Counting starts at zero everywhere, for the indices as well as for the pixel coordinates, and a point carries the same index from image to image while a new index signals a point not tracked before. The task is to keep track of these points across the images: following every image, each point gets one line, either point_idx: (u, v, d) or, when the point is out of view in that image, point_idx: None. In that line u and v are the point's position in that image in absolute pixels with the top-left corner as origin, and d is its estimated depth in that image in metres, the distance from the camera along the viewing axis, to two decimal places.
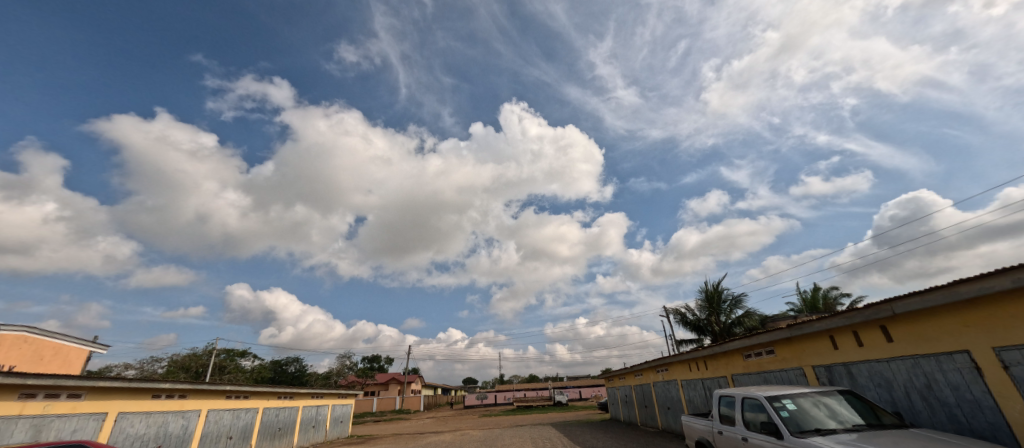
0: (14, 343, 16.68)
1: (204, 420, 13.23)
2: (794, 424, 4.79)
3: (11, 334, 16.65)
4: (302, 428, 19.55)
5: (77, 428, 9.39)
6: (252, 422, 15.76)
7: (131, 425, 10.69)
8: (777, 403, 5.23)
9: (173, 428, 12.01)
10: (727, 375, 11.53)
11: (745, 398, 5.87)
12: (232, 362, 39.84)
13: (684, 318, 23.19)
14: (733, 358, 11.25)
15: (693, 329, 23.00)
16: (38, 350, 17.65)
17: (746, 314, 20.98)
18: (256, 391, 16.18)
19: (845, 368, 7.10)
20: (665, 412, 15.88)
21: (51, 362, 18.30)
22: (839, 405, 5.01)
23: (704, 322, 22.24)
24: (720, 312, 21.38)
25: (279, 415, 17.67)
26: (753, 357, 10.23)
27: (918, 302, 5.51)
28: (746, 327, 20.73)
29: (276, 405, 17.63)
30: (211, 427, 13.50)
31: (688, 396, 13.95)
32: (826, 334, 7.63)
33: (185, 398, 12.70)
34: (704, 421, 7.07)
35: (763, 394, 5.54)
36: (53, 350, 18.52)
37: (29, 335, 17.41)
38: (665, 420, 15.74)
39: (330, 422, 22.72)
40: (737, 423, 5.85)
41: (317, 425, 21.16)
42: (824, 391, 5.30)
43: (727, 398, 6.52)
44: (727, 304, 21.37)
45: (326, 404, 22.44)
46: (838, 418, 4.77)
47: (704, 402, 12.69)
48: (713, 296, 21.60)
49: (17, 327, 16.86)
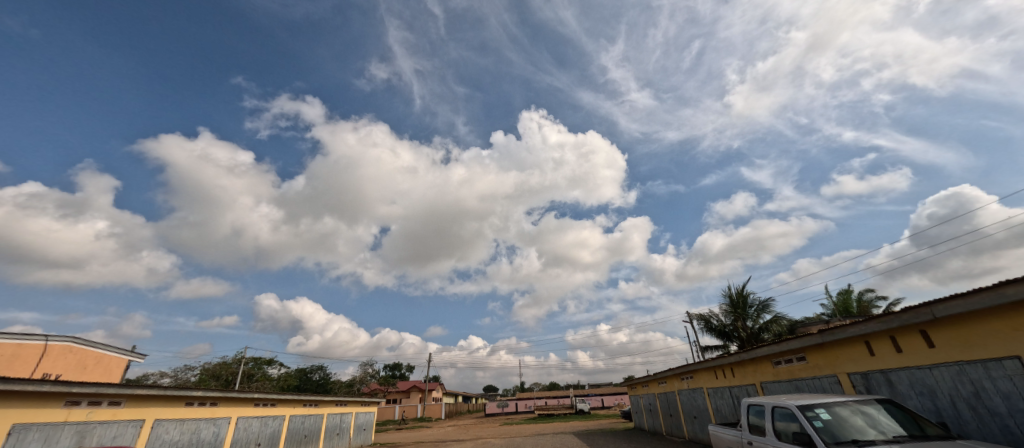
0: (61, 353, 17.70)
1: (234, 427, 13.63)
2: (829, 434, 4.58)
3: (58, 344, 17.61)
4: (327, 435, 19.82)
5: (118, 434, 9.80)
6: (279, 430, 16.11)
7: (167, 432, 11.10)
8: (809, 412, 5.01)
9: (205, 435, 12.40)
10: (755, 382, 11.12)
11: (775, 407, 5.68)
12: (260, 370, 40.99)
13: (708, 324, 22.56)
14: (762, 365, 10.83)
15: (718, 335, 22.37)
16: (81, 359, 18.63)
17: (774, 319, 20.28)
18: (282, 399, 16.53)
19: (883, 375, 6.75)
20: (691, 421, 15.41)
21: (93, 371, 19.27)
22: (879, 413, 4.76)
23: (728, 327, 21.60)
24: (746, 317, 20.71)
25: (304, 423, 18.00)
26: (784, 364, 9.83)
27: (959, 305, 5.24)
28: (774, 332, 20.01)
29: (302, 412, 17.97)
30: (241, 434, 13.90)
31: (715, 404, 13.50)
32: (861, 339, 7.31)
33: (216, 406, 13.11)
34: (733, 431, 6.85)
35: (795, 402, 5.32)
36: (95, 359, 19.46)
37: (75, 345, 18.42)
38: (692, 429, 15.24)
39: (353, 430, 22.95)
40: (767, 433, 5.65)
41: (341, 433, 21.41)
42: (861, 400, 5.05)
43: (756, 407, 6.31)
44: (753, 309, 20.69)
45: (349, 412, 22.75)
46: (878, 428, 4.53)
47: (733, 411, 12.24)
48: (738, 301, 20.93)
49: (65, 337, 17.90)
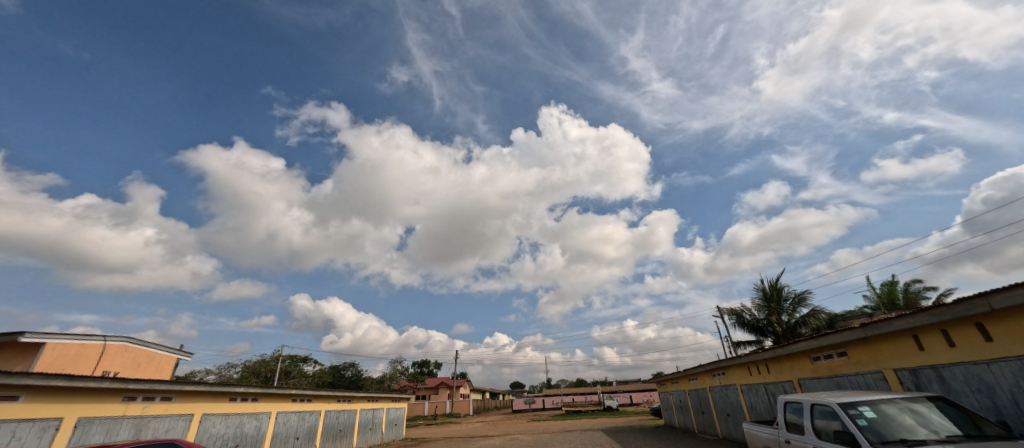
0: (118, 352, 19.03)
1: (274, 421, 14.30)
2: (874, 434, 4.34)
3: (115, 344, 18.95)
4: (360, 430, 20.50)
5: (170, 427, 10.46)
6: (316, 424, 16.77)
7: (214, 426, 11.77)
8: (852, 410, 4.77)
9: (248, 429, 13.07)
10: (792, 379, 10.67)
11: (814, 404, 5.44)
12: (296, 367, 42.77)
13: (740, 318, 21.83)
14: (800, 361, 10.38)
15: (751, 330, 21.60)
16: (135, 358, 19.97)
17: (811, 313, 19.39)
18: (318, 394, 17.19)
19: (933, 371, 6.34)
20: (724, 418, 14.98)
21: (147, 368, 20.64)
22: (930, 412, 4.47)
23: (762, 322, 20.82)
24: (781, 311, 19.88)
25: (339, 418, 18.67)
26: (823, 360, 9.38)
27: (1018, 296, 4.85)
28: (812, 327, 19.14)
29: (336, 408, 18.63)
30: (280, 428, 14.57)
31: (749, 402, 13.07)
32: (908, 333, 6.88)
33: (257, 401, 13.78)
34: (769, 429, 6.62)
35: (836, 399, 5.07)
36: (148, 357, 20.83)
37: (130, 344, 19.77)
38: (726, 427, 14.81)
39: (385, 425, 23.61)
40: (806, 431, 5.42)
41: (373, 428, 22.09)
42: (909, 397, 4.76)
43: (793, 404, 6.06)
44: (789, 302, 19.85)
45: (381, 408, 23.40)
46: (930, 427, 4.27)
47: (769, 409, 11.79)
48: (772, 294, 20.12)
49: (121, 337, 19.23)
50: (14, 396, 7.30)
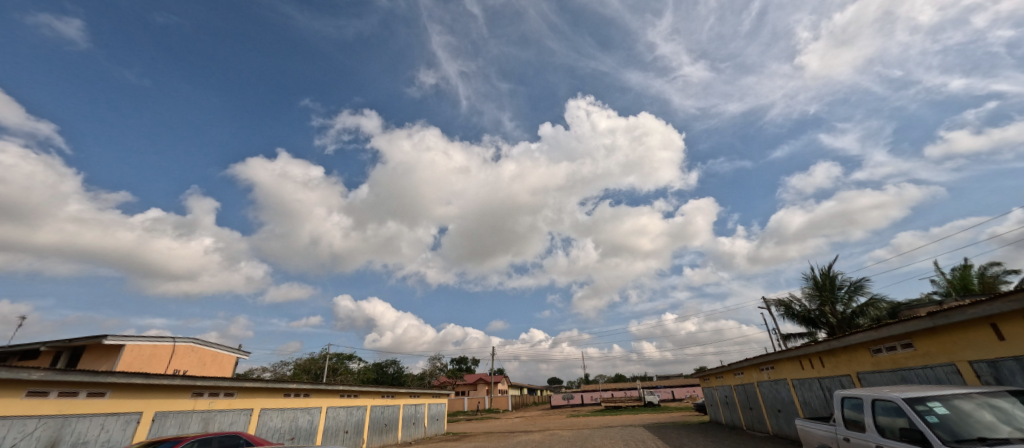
0: (186, 352, 20.76)
1: (325, 415, 15.11)
2: (947, 431, 3.97)
3: (183, 345, 20.69)
4: (404, 424, 21.24)
5: (233, 421, 11.30)
6: (362, 419, 17.55)
7: (271, 420, 12.60)
8: (920, 405, 4.39)
9: (302, 422, 13.89)
10: (850, 373, 9.96)
11: (875, 400, 5.06)
12: (343, 364, 44.92)
13: (789, 310, 20.64)
14: (859, 354, 9.66)
15: (802, 322, 20.38)
16: (201, 357, 21.70)
17: (870, 302, 18.00)
18: (364, 390, 17.98)
19: (1017, 363, 5.71)
20: (775, 415, 14.24)
21: (211, 367, 22.39)
22: (1014, 408, 4.04)
23: (814, 313, 19.58)
24: (835, 301, 18.60)
25: (384, 413, 19.44)
26: (885, 352, 8.69)
27: None
28: (871, 317, 17.78)
29: (381, 403, 19.41)
30: (331, 422, 15.38)
31: (802, 397, 12.35)
32: (984, 322, 6.24)
33: (309, 396, 14.59)
34: (825, 426, 6.23)
35: (900, 395, 4.69)
36: (211, 357, 22.59)
37: (196, 345, 21.52)
38: (777, 424, 14.08)
39: (427, 420, 24.32)
40: (868, 429, 5.05)
41: (417, 422, 22.83)
42: (987, 392, 4.32)
43: (852, 400, 5.66)
44: (844, 291, 18.53)
45: (423, 403, 24.11)
46: (1014, 425, 3.85)
47: (824, 405, 11.09)
48: (825, 283, 18.86)
49: (188, 339, 20.97)
50: (101, 392, 8.13)
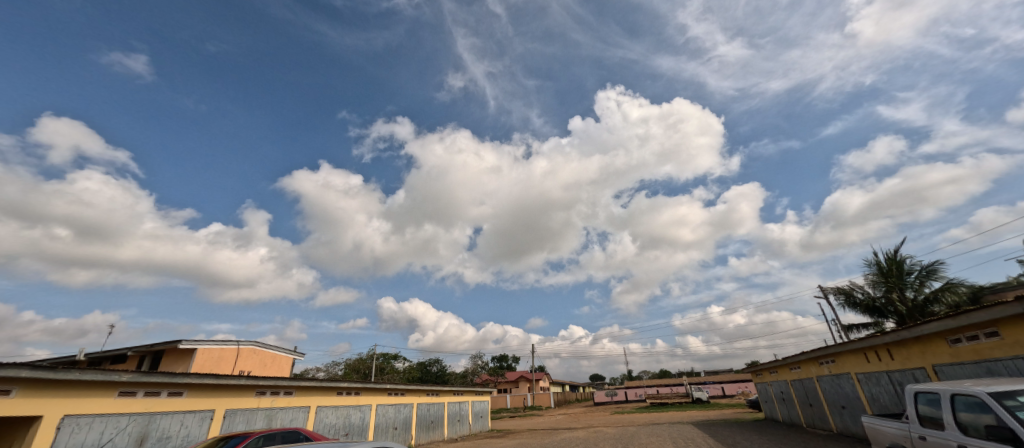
0: (248, 354, 22.41)
1: (375, 413, 15.82)
2: None
3: (246, 347, 22.36)
4: (449, 421, 21.79)
5: (293, 418, 12.09)
6: (410, 416, 18.20)
7: (327, 416, 13.37)
8: (1009, 401, 3.93)
9: (355, 419, 14.61)
10: (925, 365, 9.09)
11: (954, 395, 4.60)
12: (389, 364, 46.74)
13: (851, 298, 19.14)
14: (934, 344, 8.79)
15: (866, 311, 18.85)
16: (262, 359, 23.36)
17: (946, 287, 16.33)
18: (410, 388, 18.62)
19: None
20: (839, 412, 13.27)
21: (271, 368, 24.04)
22: None
23: (880, 301, 18.02)
24: (904, 288, 17.03)
25: (430, 410, 20.04)
26: (966, 342, 7.86)
27: None
28: (948, 303, 16.12)
29: (427, 400, 20.02)
30: (381, 419, 16.08)
31: (869, 392, 11.43)
32: None
33: (360, 394, 15.32)
34: (896, 423, 5.74)
35: (984, 389, 4.23)
36: (271, 358, 24.24)
37: (257, 347, 23.19)
38: (841, 421, 13.12)
39: (471, 417, 24.79)
40: (946, 426, 4.60)
41: (461, 419, 23.35)
42: None
43: (927, 395, 5.18)
44: (914, 276, 16.93)
45: (466, 401, 24.60)
46: None
47: (896, 401, 10.19)
48: (891, 268, 17.31)
49: (250, 342, 22.64)
50: (179, 392, 8.96)
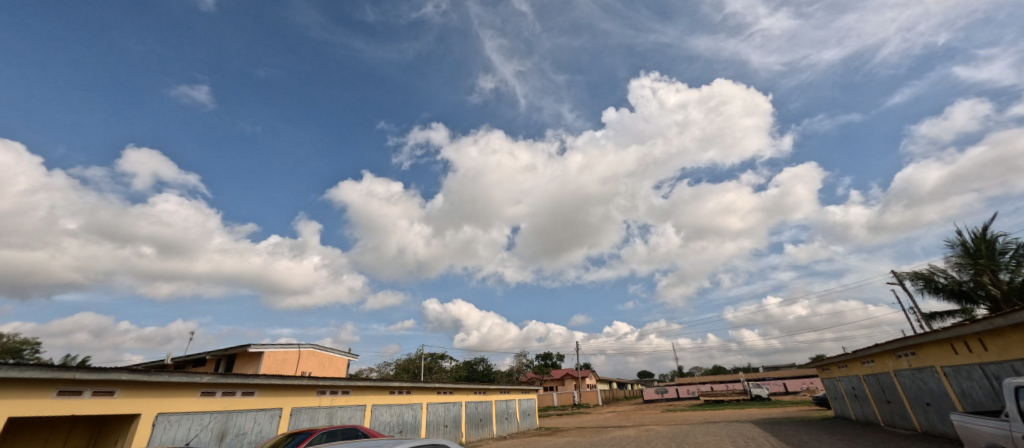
0: (308, 356, 23.96)
1: (426, 411, 16.39)
2: None
3: (306, 350, 23.92)
4: (498, 419, 22.09)
5: (351, 415, 12.81)
6: (459, 414, 18.66)
7: (382, 414, 14.04)
8: None
9: (408, 417, 15.23)
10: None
11: None
12: (437, 363, 48.16)
13: (931, 283, 17.24)
14: None
15: (950, 296, 16.91)
16: (320, 360, 24.90)
17: None
18: (458, 387, 19.09)
19: None
20: (922, 409, 12.02)
21: (329, 369, 25.56)
22: None
23: (968, 285, 16.09)
24: (997, 270, 15.08)
25: (478, 408, 20.41)
26: None
27: None
28: None
29: (475, 399, 20.43)
30: (432, 417, 16.63)
31: (958, 388, 10.26)
32: None
33: (411, 393, 15.94)
34: (993, 422, 5.12)
35: None
36: (328, 360, 25.77)
37: (315, 350, 24.73)
38: (926, 420, 11.88)
39: (519, 414, 24.98)
40: None
41: (509, 417, 23.58)
42: None
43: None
44: (1009, 256, 14.93)
45: (513, 399, 24.81)
46: None
47: (992, 397, 9.07)
48: (980, 248, 15.37)
49: (310, 345, 24.20)
50: (251, 392, 9.77)
